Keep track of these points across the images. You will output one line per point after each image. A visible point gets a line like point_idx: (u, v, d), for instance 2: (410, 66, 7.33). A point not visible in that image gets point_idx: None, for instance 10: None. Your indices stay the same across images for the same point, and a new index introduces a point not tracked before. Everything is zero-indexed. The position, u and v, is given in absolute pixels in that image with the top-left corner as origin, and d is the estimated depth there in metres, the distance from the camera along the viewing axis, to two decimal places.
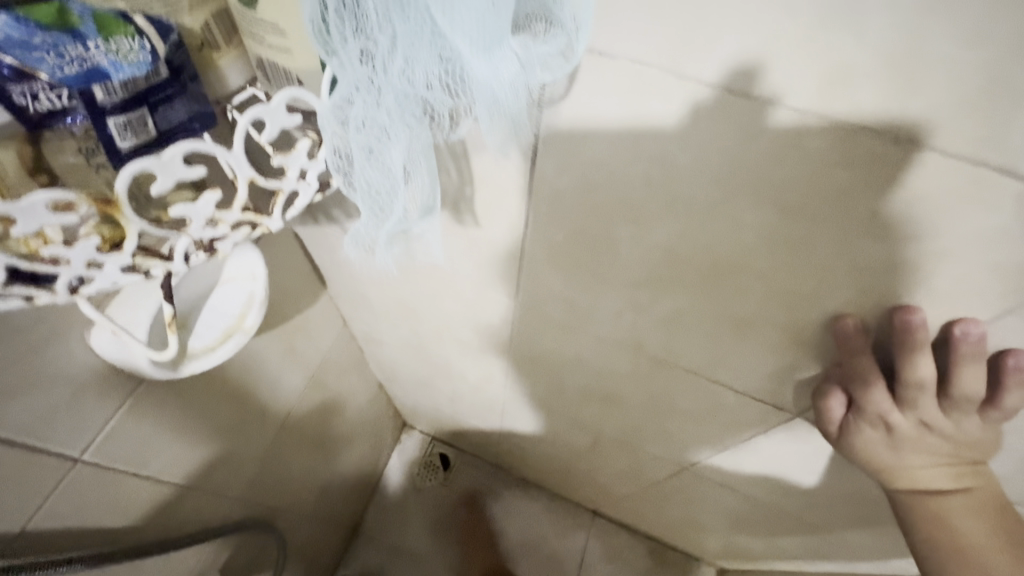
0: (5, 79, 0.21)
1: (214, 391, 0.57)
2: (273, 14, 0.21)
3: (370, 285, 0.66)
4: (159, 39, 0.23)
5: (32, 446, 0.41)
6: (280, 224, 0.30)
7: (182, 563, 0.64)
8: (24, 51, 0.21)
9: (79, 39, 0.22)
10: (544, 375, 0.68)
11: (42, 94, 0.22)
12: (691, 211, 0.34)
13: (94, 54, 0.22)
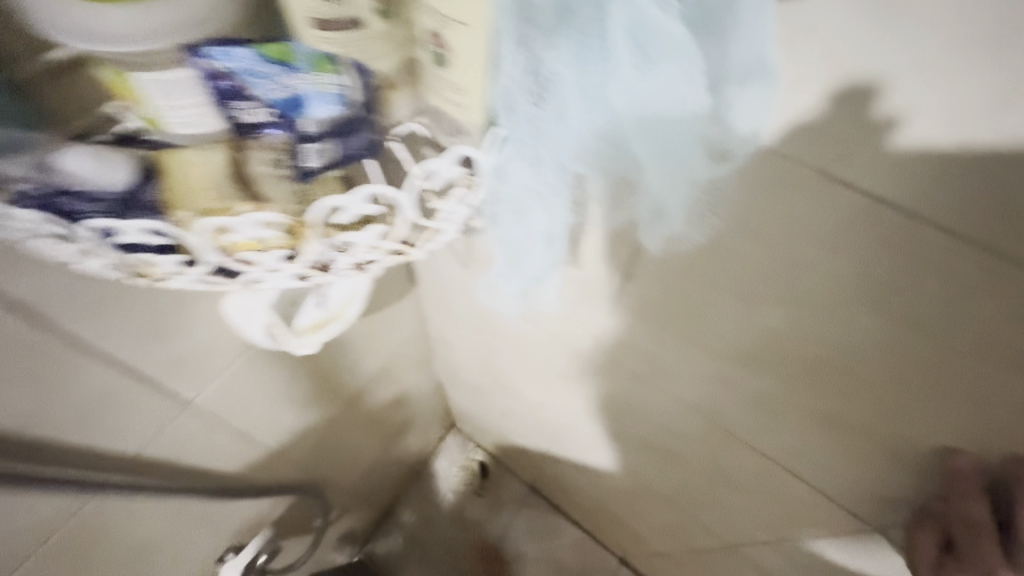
0: (230, 96, 0.26)
1: (304, 366, 0.62)
2: (462, 79, 0.24)
3: (457, 295, 0.70)
4: (356, 79, 0.27)
5: (160, 385, 0.46)
6: (423, 257, 0.32)
7: (242, 511, 0.69)
8: (249, 77, 0.25)
9: (298, 73, 0.25)
10: (603, 415, 0.68)
11: (253, 111, 0.26)
12: (802, 307, 0.35)
13: (303, 85, 0.26)
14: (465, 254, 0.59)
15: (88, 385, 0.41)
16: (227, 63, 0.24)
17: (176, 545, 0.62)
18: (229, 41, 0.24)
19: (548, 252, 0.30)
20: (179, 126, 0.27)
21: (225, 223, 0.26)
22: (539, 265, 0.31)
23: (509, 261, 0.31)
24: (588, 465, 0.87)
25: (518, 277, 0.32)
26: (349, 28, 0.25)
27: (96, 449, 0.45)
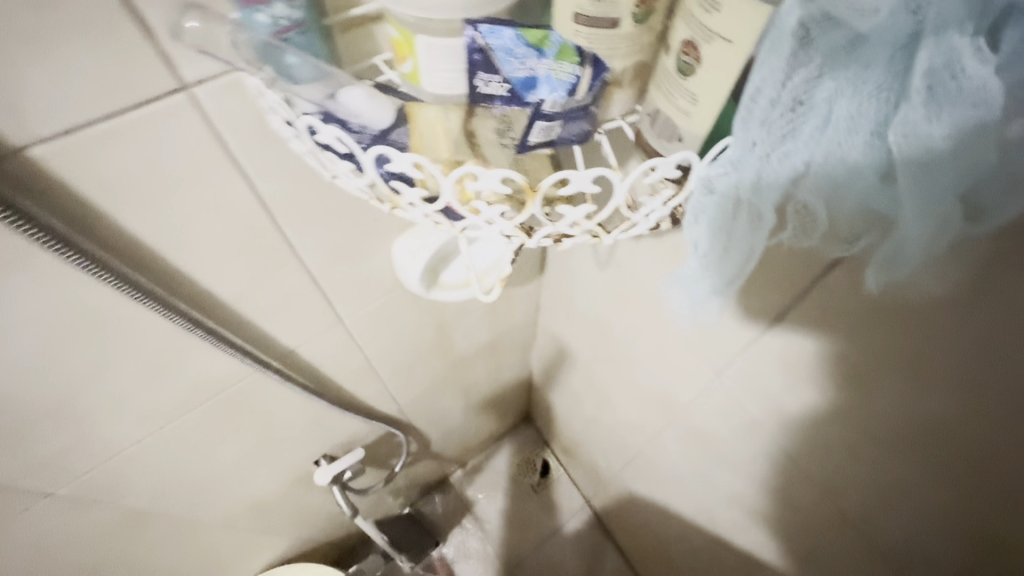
0: (478, 66, 0.28)
1: (436, 316, 0.70)
2: (700, 86, 0.25)
3: (582, 290, 0.73)
4: (590, 76, 0.29)
5: (330, 300, 0.53)
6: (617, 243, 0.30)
7: (349, 428, 0.78)
8: (503, 56, 0.28)
9: (544, 58, 0.28)
10: (694, 440, 0.69)
11: (493, 84, 0.29)
12: (983, 401, 0.34)
13: (545, 69, 0.28)
14: (603, 253, 0.62)
15: (287, 288, 0.48)
16: (492, 40, 0.28)
17: (293, 440, 0.71)
18: (499, 22, 0.28)
19: (727, 267, 0.29)
20: (429, 90, 0.31)
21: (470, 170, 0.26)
22: (714, 280, 0.30)
23: (687, 271, 0.30)
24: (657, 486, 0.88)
25: (687, 287, 0.31)
26: (604, 27, 0.28)
27: (272, 343, 0.52)
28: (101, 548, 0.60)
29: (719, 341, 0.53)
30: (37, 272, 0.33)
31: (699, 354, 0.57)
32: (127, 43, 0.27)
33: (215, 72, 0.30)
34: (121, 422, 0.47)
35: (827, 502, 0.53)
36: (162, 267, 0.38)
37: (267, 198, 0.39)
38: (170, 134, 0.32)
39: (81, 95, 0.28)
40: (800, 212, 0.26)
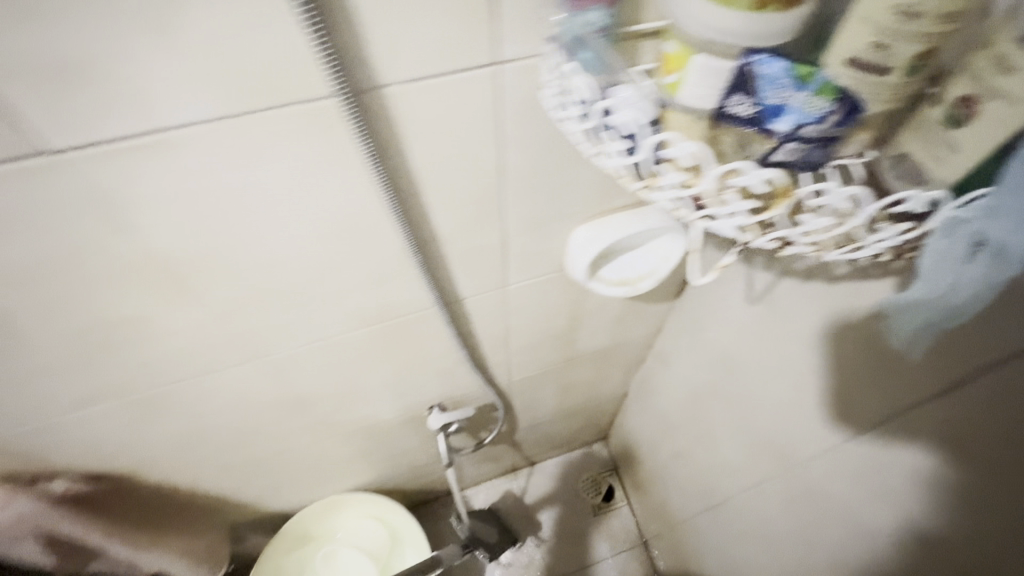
0: (740, 89, 0.33)
1: (574, 307, 0.76)
2: (966, 137, 0.29)
3: (718, 321, 0.75)
4: (841, 112, 0.32)
5: (508, 264, 0.60)
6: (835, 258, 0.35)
7: (466, 387, 0.86)
8: (766, 83, 0.33)
9: (802, 91, 0.32)
10: (798, 498, 0.68)
11: (745, 104, 0.33)
12: None
13: (799, 99, 0.32)
14: (757, 289, 0.64)
15: (483, 244, 0.55)
16: (761, 69, 0.33)
17: (423, 382, 0.80)
18: (776, 55, 0.33)
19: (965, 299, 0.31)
20: (684, 102, 0.35)
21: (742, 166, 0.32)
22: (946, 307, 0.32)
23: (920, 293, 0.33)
24: (733, 537, 0.87)
25: (914, 308, 0.34)
26: (873, 72, 0.31)
27: (453, 288, 0.60)
28: (263, 420, 0.72)
29: (863, 398, 0.53)
30: (344, 180, 0.42)
31: (837, 410, 0.57)
32: (477, 23, 0.35)
33: (520, 55, 0.38)
34: (329, 317, 0.57)
35: None
36: (416, 202, 0.47)
37: (505, 165, 0.47)
38: (470, 98, 0.39)
39: (432, 54, 0.35)
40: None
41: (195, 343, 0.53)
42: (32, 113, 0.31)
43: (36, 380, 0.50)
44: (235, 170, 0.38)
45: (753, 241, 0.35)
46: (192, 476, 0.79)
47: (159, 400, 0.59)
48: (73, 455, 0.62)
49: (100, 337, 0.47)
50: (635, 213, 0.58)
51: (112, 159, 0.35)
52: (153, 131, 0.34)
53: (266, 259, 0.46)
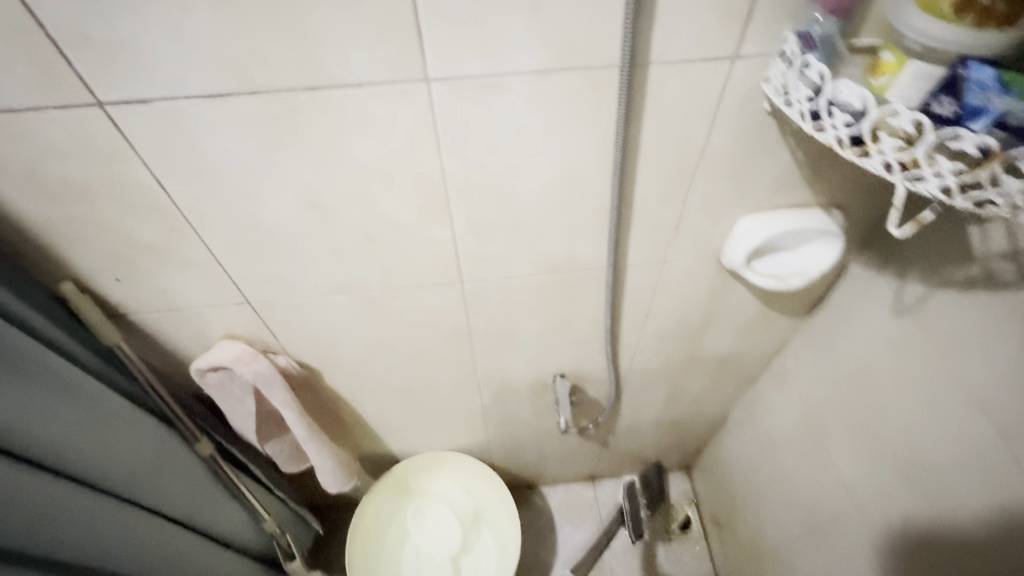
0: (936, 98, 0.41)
1: (713, 300, 0.83)
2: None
3: (857, 335, 0.77)
4: None
5: (674, 242, 0.70)
6: None
7: (592, 363, 0.95)
8: (975, 87, 0.39)
9: (1009, 95, 0.38)
10: (923, 511, 0.67)
11: (945, 105, 0.40)
12: None
13: (999, 101, 0.38)
14: (907, 301, 0.68)
15: (664, 217, 0.66)
16: (968, 75, 0.39)
17: (560, 347, 0.89)
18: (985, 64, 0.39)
19: None
20: (894, 99, 0.43)
21: (957, 134, 0.39)
22: None
23: None
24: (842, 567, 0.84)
25: None
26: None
27: (623, 253, 0.71)
28: (429, 349, 0.86)
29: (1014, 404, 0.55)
30: (591, 136, 0.55)
31: (979, 410, 0.59)
32: (734, 26, 0.47)
33: (755, 52, 0.49)
34: (524, 257, 0.69)
35: None
36: (632, 165, 0.58)
37: (706, 147, 0.58)
38: (707, 82, 0.51)
39: (695, 42, 0.48)
40: None
41: (426, 256, 0.67)
42: (430, 51, 0.46)
43: (314, 261, 0.65)
44: (524, 114, 0.52)
45: (956, 201, 0.40)
46: (356, 390, 0.94)
47: (377, 303, 0.74)
48: (297, 339, 0.78)
49: (373, 234, 0.62)
50: (799, 213, 0.66)
51: (457, 92, 0.49)
52: (491, 76, 0.48)
53: (508, 193, 0.60)
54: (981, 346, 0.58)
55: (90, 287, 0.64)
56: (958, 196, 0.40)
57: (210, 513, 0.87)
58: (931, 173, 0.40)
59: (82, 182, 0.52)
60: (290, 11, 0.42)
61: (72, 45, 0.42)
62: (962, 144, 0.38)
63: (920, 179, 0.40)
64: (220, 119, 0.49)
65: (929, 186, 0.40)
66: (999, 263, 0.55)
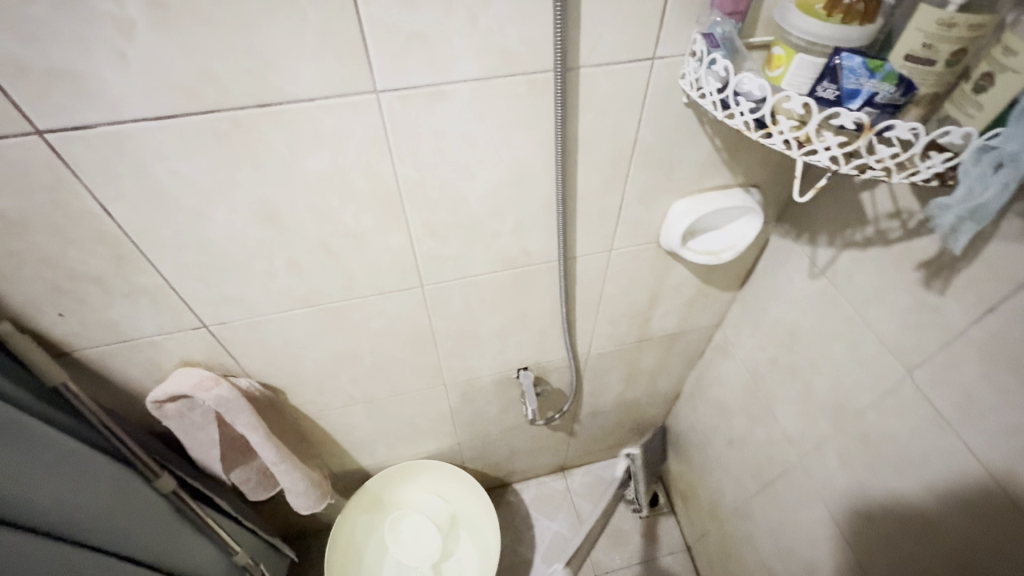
0: (822, 82, 0.46)
1: (657, 280, 0.89)
2: (988, 99, 0.43)
3: (783, 300, 0.86)
4: (901, 92, 0.45)
5: (617, 229, 0.76)
6: (922, 176, 0.45)
7: (553, 353, 0.99)
8: (847, 73, 0.45)
9: (873, 78, 0.44)
10: (858, 447, 0.75)
11: (827, 89, 0.46)
12: None
13: (868, 83, 0.45)
14: (820, 264, 0.77)
15: (607, 207, 0.71)
16: (845, 61, 0.45)
17: (521, 341, 0.93)
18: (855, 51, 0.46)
19: (980, 196, 0.44)
20: (787, 87, 0.49)
21: (838, 113, 0.46)
22: (981, 203, 0.45)
23: (961, 207, 0.46)
24: (793, 510, 0.93)
25: (956, 216, 0.47)
26: (924, 64, 0.45)
27: (572, 244, 0.76)
28: (394, 356, 0.87)
29: (910, 342, 0.64)
30: (533, 136, 0.59)
31: (889, 350, 0.67)
32: (650, 30, 0.53)
33: (670, 53, 0.55)
34: (480, 256, 0.72)
35: (985, 500, 0.58)
36: (572, 161, 0.63)
37: (637, 140, 0.64)
38: (632, 81, 0.57)
39: (618, 46, 0.53)
40: (1005, 168, 0.43)
41: (385, 263, 0.69)
42: (377, 64, 0.48)
43: (273, 278, 0.66)
44: (470, 118, 0.55)
45: (842, 168, 0.47)
46: (322, 406, 0.93)
47: (339, 315, 0.74)
48: (258, 359, 0.77)
49: (330, 245, 0.64)
50: (723, 193, 0.74)
51: (404, 102, 0.52)
52: (437, 85, 0.51)
53: (461, 193, 0.63)
54: (882, 295, 0.67)
55: (29, 326, 0.61)
56: (843, 164, 0.47)
57: (177, 552, 0.83)
58: (821, 149, 0.47)
59: (21, 216, 0.51)
60: (235, 32, 0.43)
61: (5, 76, 0.42)
62: (842, 120, 0.46)
63: (814, 154, 0.47)
64: (169, 142, 0.49)
65: (820, 157, 0.47)
66: (887, 223, 0.64)
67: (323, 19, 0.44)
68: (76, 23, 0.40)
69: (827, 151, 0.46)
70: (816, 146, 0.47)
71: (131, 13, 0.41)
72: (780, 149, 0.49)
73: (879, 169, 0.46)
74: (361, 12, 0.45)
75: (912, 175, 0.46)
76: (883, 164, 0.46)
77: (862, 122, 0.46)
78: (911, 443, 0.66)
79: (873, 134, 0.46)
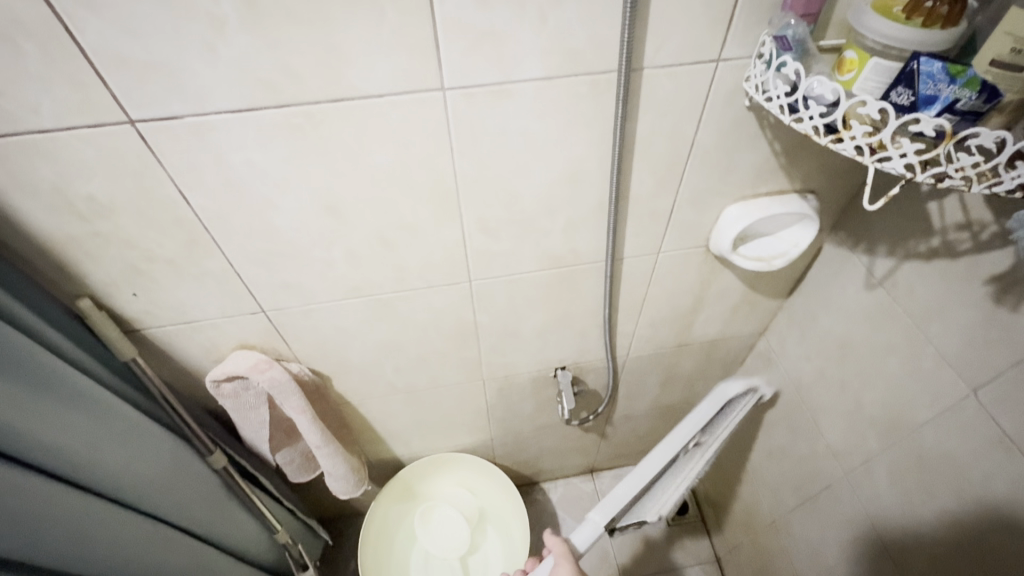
0: (896, 86, 0.45)
1: (703, 284, 0.88)
2: None
3: (834, 310, 0.84)
4: (983, 99, 0.43)
5: (666, 232, 0.75)
6: (1004, 187, 0.44)
7: (591, 353, 0.99)
8: (925, 78, 0.44)
9: (953, 84, 0.43)
10: (912, 464, 0.72)
11: (901, 94, 0.45)
12: None
13: (946, 90, 0.43)
14: (878, 275, 0.74)
15: (658, 209, 0.71)
16: (923, 66, 0.43)
17: (561, 340, 0.93)
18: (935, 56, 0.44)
19: None
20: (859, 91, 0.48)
21: (916, 118, 0.44)
22: None
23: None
24: (835, 527, 0.90)
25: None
26: (1013, 70, 0.42)
27: (620, 245, 0.76)
28: (437, 349, 0.88)
29: (976, 359, 0.62)
30: (591, 136, 0.59)
31: (951, 366, 0.65)
32: (717, 32, 0.52)
33: (736, 55, 0.55)
34: (529, 253, 0.73)
35: None
36: (627, 162, 0.63)
37: (695, 142, 0.63)
38: (695, 82, 0.57)
39: (684, 47, 0.53)
40: None
41: (436, 256, 0.70)
42: (447, 62, 0.50)
43: (330, 267, 0.68)
44: (531, 116, 0.56)
45: (917, 176, 0.46)
46: (364, 394, 0.95)
47: (388, 305, 0.76)
48: (309, 345, 0.80)
49: (386, 237, 0.65)
50: (778, 199, 0.72)
51: (470, 100, 0.53)
52: (502, 83, 0.52)
53: (516, 190, 0.64)
54: (946, 309, 0.65)
55: (106, 303, 0.65)
56: (918, 172, 0.45)
57: (225, 527, 0.87)
58: (895, 156, 0.45)
59: (109, 199, 0.54)
60: (316, 29, 0.45)
61: (107, 68, 0.45)
62: (922, 126, 0.44)
63: (887, 160, 0.46)
64: (248, 133, 0.51)
65: (894, 164, 0.46)
66: (956, 234, 0.62)
67: (400, 18, 0.46)
68: (175, 19, 0.43)
69: (902, 158, 0.45)
70: (889, 153, 0.46)
71: (224, 11, 0.43)
72: (850, 155, 0.48)
73: (958, 178, 0.45)
74: (436, 10, 0.46)
75: (993, 185, 0.44)
76: (963, 173, 0.44)
77: (942, 129, 0.44)
78: (973, 464, 0.64)
79: (954, 142, 0.44)
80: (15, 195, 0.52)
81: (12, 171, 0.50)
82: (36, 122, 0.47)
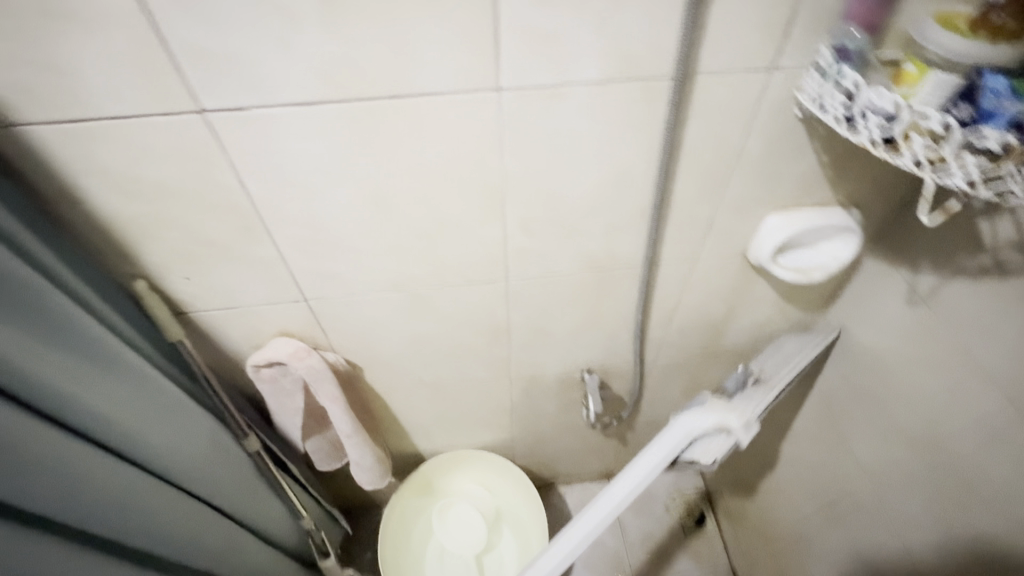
0: (956, 103, 0.46)
1: (737, 293, 0.88)
2: None
3: (871, 325, 0.83)
4: None
5: (705, 238, 0.75)
6: None
7: (619, 357, 0.99)
8: (988, 94, 0.44)
9: (1019, 101, 0.43)
10: (950, 486, 0.71)
11: (960, 109, 0.46)
12: None
13: (1011, 106, 0.43)
14: (920, 291, 0.73)
15: (699, 215, 0.71)
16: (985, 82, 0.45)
17: (590, 343, 0.94)
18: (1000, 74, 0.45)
19: None
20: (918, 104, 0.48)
21: (980, 132, 0.44)
22: None
23: None
24: (864, 546, 0.89)
25: None
26: None
27: (657, 250, 0.76)
28: (468, 345, 0.89)
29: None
30: (639, 140, 0.60)
31: (997, 388, 0.64)
32: (773, 41, 0.53)
33: (790, 64, 0.55)
34: (566, 253, 0.74)
35: None
36: (673, 167, 0.64)
37: (741, 150, 0.63)
38: (747, 90, 0.57)
39: (739, 55, 0.53)
40: None
41: (476, 253, 0.71)
42: (505, 62, 0.51)
43: (372, 258, 0.69)
44: (582, 118, 0.57)
45: (978, 191, 0.45)
46: (393, 386, 0.97)
47: (424, 299, 0.77)
48: (346, 335, 0.82)
49: (429, 232, 0.67)
50: (820, 210, 0.72)
51: (523, 100, 0.54)
52: (556, 85, 0.53)
53: (560, 191, 0.64)
54: (994, 329, 0.64)
55: (159, 285, 0.68)
56: (980, 187, 0.45)
57: (257, 510, 0.90)
58: (958, 170, 0.45)
59: (172, 184, 0.56)
60: (383, 26, 0.47)
61: (184, 59, 0.47)
62: (987, 141, 0.44)
63: (948, 174, 0.46)
64: (308, 125, 0.53)
65: (956, 180, 0.46)
66: (1007, 253, 0.61)
67: (463, 18, 0.47)
68: (252, 14, 0.45)
69: (965, 172, 0.45)
70: (951, 167, 0.45)
71: (298, 8, 0.45)
72: (909, 168, 0.47)
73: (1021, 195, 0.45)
74: (499, 11, 0.47)
75: None
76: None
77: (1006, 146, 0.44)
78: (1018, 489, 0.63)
79: (1019, 159, 0.44)
80: (87, 176, 0.54)
81: (86, 153, 0.52)
82: (114, 108, 0.49)
